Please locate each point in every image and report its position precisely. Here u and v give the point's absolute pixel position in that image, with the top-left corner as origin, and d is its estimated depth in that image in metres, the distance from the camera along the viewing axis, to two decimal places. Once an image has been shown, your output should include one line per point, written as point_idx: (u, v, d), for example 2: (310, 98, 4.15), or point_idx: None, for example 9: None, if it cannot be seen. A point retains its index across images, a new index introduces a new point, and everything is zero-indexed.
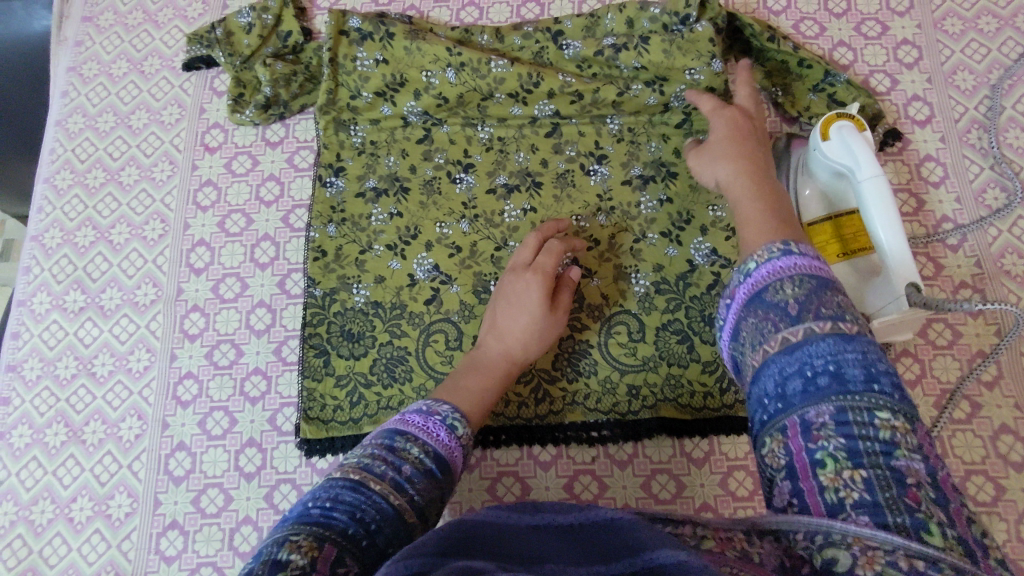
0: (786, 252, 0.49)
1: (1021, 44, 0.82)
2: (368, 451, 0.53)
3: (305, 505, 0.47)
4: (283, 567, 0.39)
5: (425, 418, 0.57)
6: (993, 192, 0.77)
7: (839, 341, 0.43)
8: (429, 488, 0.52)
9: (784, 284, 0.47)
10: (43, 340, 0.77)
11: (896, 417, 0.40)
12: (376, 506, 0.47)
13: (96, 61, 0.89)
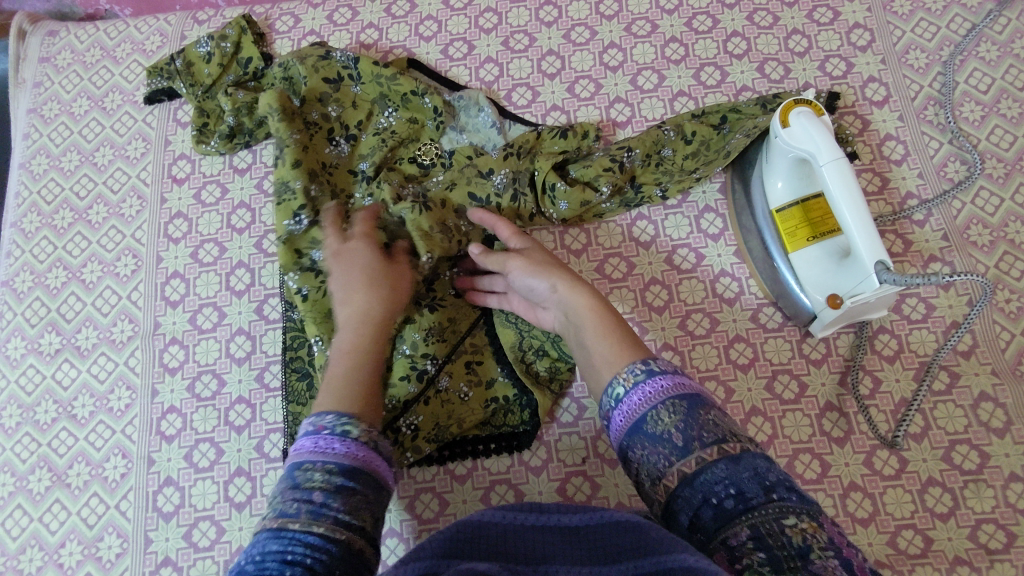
0: (648, 373, 0.52)
1: (968, 20, 0.84)
2: (276, 498, 0.48)
3: (241, 568, 0.44)
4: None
5: (317, 437, 0.51)
6: (954, 165, 0.78)
7: (729, 464, 0.46)
8: (353, 502, 0.48)
9: (660, 412, 0.50)
10: (20, 387, 0.76)
11: (802, 518, 0.42)
12: (302, 543, 0.44)
13: (56, 101, 0.88)
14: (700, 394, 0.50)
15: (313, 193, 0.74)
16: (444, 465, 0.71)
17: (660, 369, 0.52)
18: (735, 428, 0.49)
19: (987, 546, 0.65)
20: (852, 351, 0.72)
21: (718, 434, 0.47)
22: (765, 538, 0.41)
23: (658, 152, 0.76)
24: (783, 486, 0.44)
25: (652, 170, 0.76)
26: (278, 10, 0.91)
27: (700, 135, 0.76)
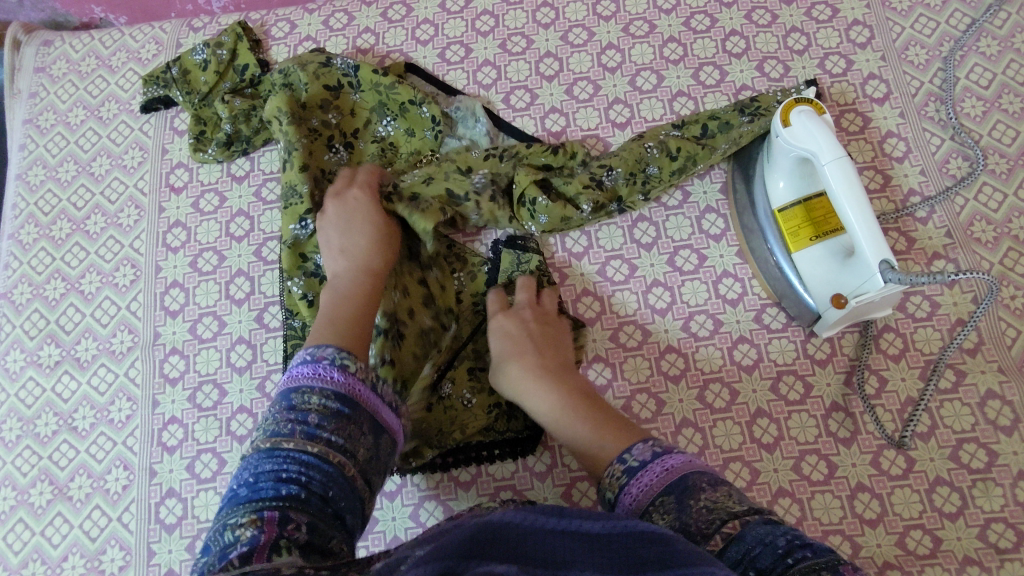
0: (629, 472, 0.53)
1: (968, 15, 0.83)
2: (270, 419, 0.50)
3: (234, 487, 0.46)
4: (230, 547, 0.41)
5: (315, 364, 0.52)
6: (956, 162, 0.78)
7: (734, 545, 0.44)
8: (345, 428, 0.50)
9: (650, 509, 0.50)
10: (20, 400, 0.76)
11: (825, 573, 0.39)
12: (297, 462, 0.46)
13: (52, 111, 0.88)
14: (687, 476, 0.50)
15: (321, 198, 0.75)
16: (448, 472, 0.71)
17: (641, 463, 0.53)
18: (731, 504, 0.47)
19: (996, 546, 0.64)
20: (857, 351, 0.71)
21: (718, 520, 0.46)
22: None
23: (643, 169, 0.76)
24: (797, 544, 0.42)
25: (635, 187, 0.76)
26: (274, 16, 0.90)
27: (685, 151, 0.76)
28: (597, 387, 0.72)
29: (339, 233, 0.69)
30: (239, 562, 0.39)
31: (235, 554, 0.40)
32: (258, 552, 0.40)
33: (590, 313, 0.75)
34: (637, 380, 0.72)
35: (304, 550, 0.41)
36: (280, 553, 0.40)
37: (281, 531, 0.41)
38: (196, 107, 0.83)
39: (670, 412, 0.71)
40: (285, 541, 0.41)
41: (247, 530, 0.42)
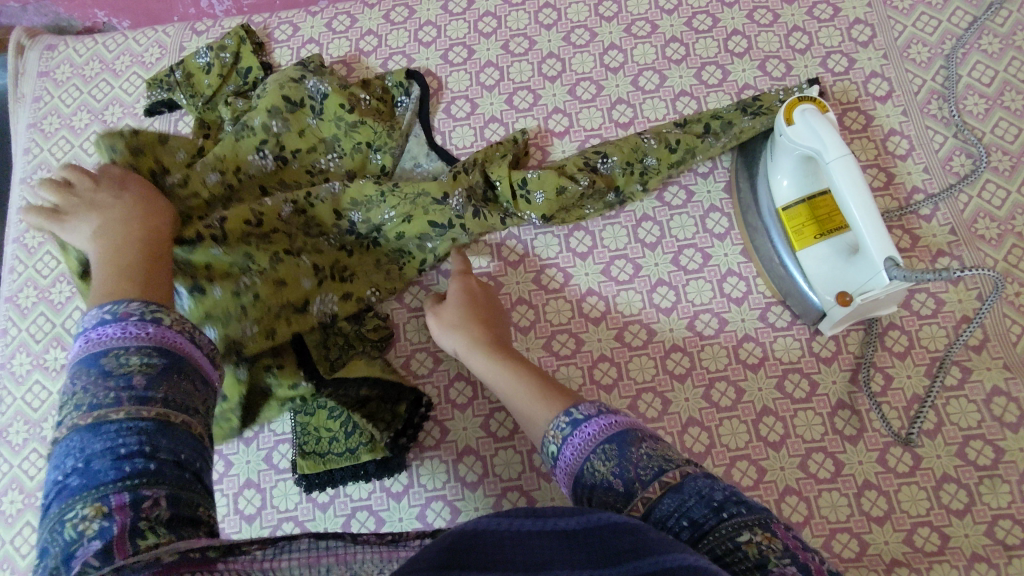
0: (573, 422, 0.52)
1: (969, 13, 0.84)
2: (77, 393, 0.44)
3: (59, 477, 0.42)
4: (78, 543, 0.38)
5: (122, 327, 0.47)
6: (960, 159, 0.78)
7: (676, 495, 0.44)
8: (171, 390, 0.46)
9: (593, 461, 0.49)
10: (26, 403, 0.76)
11: (756, 530, 0.41)
12: (125, 432, 0.42)
13: (56, 115, 0.88)
14: (628, 428, 0.49)
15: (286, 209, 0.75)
16: (455, 472, 0.71)
17: (585, 416, 0.51)
18: (670, 451, 0.48)
19: (1005, 542, 0.64)
20: (862, 348, 0.71)
21: (656, 467, 0.46)
22: (724, 559, 0.40)
23: (640, 160, 0.77)
24: (731, 501, 0.43)
25: (635, 175, 0.77)
26: (276, 19, 0.91)
27: (684, 142, 0.77)
28: (602, 387, 0.72)
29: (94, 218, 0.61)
30: (98, 559, 0.37)
31: (89, 554, 0.38)
32: (117, 543, 0.38)
33: (594, 313, 0.75)
34: (642, 378, 0.72)
35: (167, 527, 0.40)
36: (144, 537, 0.38)
37: (137, 513, 0.39)
38: (200, 109, 0.82)
39: (676, 411, 0.71)
40: (145, 524, 0.39)
41: (93, 522, 0.39)
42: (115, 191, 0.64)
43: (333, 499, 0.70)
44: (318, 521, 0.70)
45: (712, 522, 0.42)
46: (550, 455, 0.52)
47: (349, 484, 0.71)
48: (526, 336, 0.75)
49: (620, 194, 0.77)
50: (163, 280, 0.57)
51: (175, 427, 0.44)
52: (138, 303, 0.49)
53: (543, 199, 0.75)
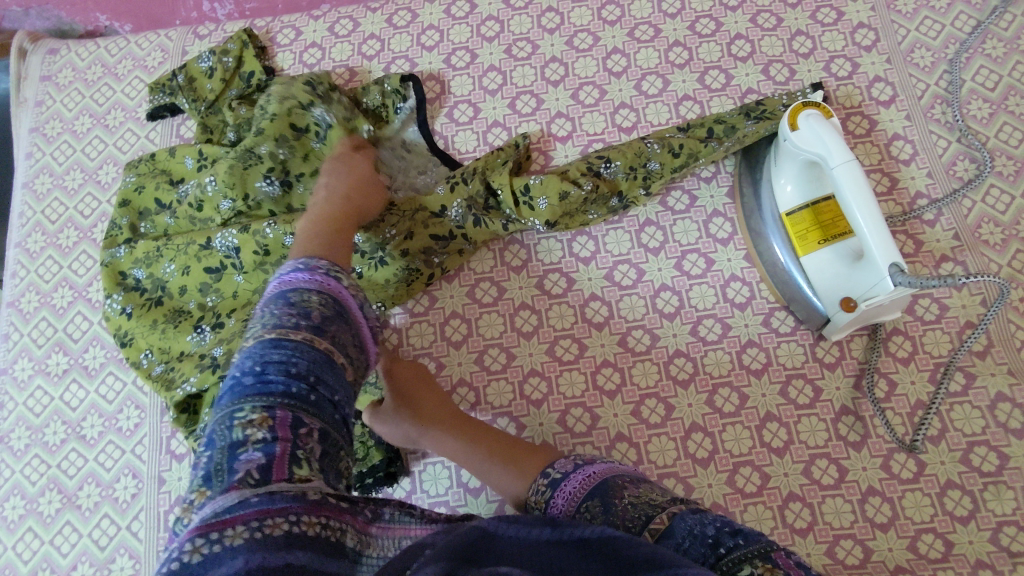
0: (554, 483, 0.55)
1: (973, 17, 0.83)
2: (267, 316, 0.48)
3: (236, 377, 0.44)
4: (240, 447, 0.39)
5: (311, 274, 0.52)
6: (964, 164, 0.78)
7: (667, 538, 0.44)
8: (341, 333, 0.50)
9: (578, 512, 0.51)
10: (28, 408, 0.76)
11: (756, 562, 0.40)
12: (305, 357, 0.45)
13: (58, 120, 0.88)
14: (604, 478, 0.52)
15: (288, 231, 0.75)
16: (457, 478, 0.71)
17: (563, 475, 0.55)
18: (653, 495, 0.49)
19: (1009, 549, 0.64)
20: (866, 354, 0.71)
21: (644, 515, 0.47)
22: None
23: (644, 165, 0.76)
24: (726, 534, 0.43)
25: (638, 181, 0.76)
26: (279, 23, 0.91)
27: (687, 146, 0.76)
28: (606, 392, 0.72)
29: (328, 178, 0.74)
30: (259, 472, 0.38)
31: (251, 463, 0.38)
32: (276, 463, 0.39)
33: (597, 318, 0.75)
34: (646, 384, 0.72)
35: (316, 463, 0.41)
36: (299, 466, 0.39)
37: (298, 440, 0.41)
38: (202, 116, 0.82)
39: (679, 417, 0.71)
40: (302, 454, 0.40)
41: (258, 430, 0.40)
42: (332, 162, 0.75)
43: None
44: None
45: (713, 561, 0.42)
46: (537, 522, 0.56)
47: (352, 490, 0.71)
48: (529, 342, 0.75)
49: (624, 198, 0.76)
50: (346, 238, 0.64)
51: (337, 367, 0.48)
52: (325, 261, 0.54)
53: (545, 206, 0.74)
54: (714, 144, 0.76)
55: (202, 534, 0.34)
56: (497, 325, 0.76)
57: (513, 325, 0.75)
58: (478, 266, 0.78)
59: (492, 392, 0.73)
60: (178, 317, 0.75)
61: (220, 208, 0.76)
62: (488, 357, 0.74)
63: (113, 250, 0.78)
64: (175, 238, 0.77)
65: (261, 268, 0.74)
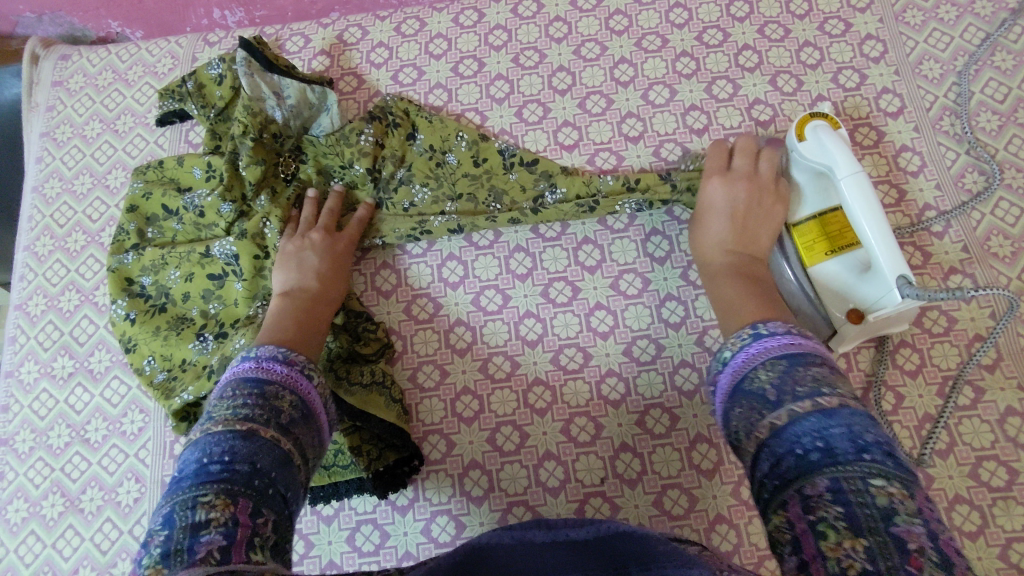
0: (755, 336, 0.55)
1: (982, 29, 0.83)
2: (234, 404, 0.50)
3: (199, 462, 0.46)
4: (204, 528, 0.40)
5: (288, 366, 0.56)
6: (972, 176, 0.77)
7: (821, 418, 0.45)
8: (305, 432, 0.53)
9: (757, 371, 0.52)
10: (33, 411, 0.76)
11: (893, 482, 0.40)
12: (270, 454, 0.47)
13: (68, 125, 0.89)
14: (805, 349, 0.51)
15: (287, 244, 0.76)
16: (460, 487, 0.70)
17: (769, 330, 0.54)
18: (839, 384, 0.48)
19: (1018, 566, 0.63)
20: (874, 367, 0.71)
21: (815, 387, 0.47)
22: (845, 491, 0.40)
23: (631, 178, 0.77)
24: (879, 449, 0.42)
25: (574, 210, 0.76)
26: (288, 31, 0.92)
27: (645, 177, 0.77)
28: (610, 402, 0.72)
29: (304, 263, 0.72)
30: (221, 555, 0.39)
31: (212, 545, 0.40)
32: (235, 549, 0.40)
33: (602, 328, 0.75)
34: (651, 395, 0.72)
35: (270, 550, 0.42)
36: (256, 552, 0.41)
37: (256, 529, 0.42)
38: (247, 114, 0.76)
39: (684, 427, 0.70)
40: (258, 540, 0.42)
41: (220, 513, 0.42)
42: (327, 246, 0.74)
43: (337, 512, 0.70)
44: (321, 534, 0.70)
45: (850, 457, 0.42)
46: (720, 357, 0.56)
47: (354, 498, 0.71)
48: (533, 350, 0.74)
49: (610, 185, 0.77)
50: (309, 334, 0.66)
51: (294, 468, 0.49)
52: (301, 357, 0.58)
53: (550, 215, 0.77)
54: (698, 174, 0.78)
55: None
56: (500, 333, 0.75)
57: (516, 333, 0.75)
58: (481, 272, 0.78)
59: (496, 400, 0.73)
60: (181, 323, 0.75)
61: (221, 212, 0.77)
62: (492, 365, 0.74)
63: (120, 255, 0.78)
64: (182, 245, 0.78)
65: (262, 275, 0.75)
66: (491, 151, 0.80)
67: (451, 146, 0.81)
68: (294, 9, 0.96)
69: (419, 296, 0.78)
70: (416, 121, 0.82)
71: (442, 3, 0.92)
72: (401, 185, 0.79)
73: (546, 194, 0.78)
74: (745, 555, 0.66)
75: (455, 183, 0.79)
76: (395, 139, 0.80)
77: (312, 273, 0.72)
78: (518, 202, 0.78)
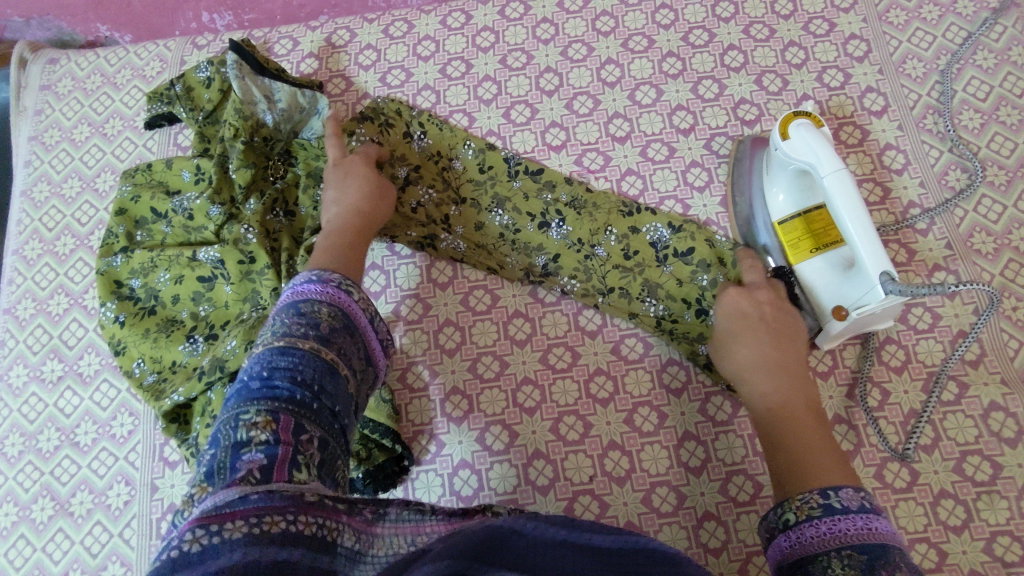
0: (826, 508, 0.50)
1: (964, 28, 0.84)
2: (277, 326, 0.51)
3: (243, 382, 0.47)
4: (245, 447, 0.41)
5: (324, 286, 0.55)
6: (955, 174, 0.78)
7: None
8: (347, 344, 0.53)
9: (833, 559, 0.48)
10: (22, 415, 0.76)
11: None
12: (311, 366, 0.48)
13: (57, 128, 0.89)
14: (885, 547, 0.47)
15: (271, 247, 0.76)
16: (450, 486, 0.71)
17: (844, 509, 0.50)
18: None
19: (1003, 559, 0.64)
20: (859, 363, 0.71)
21: None
22: None
23: (592, 246, 0.76)
24: None
25: (578, 258, 0.76)
26: (277, 34, 0.92)
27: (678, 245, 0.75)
28: (599, 401, 0.72)
29: (329, 202, 0.71)
30: (260, 474, 0.40)
31: (252, 463, 0.40)
32: (276, 466, 0.41)
33: (590, 327, 0.75)
34: (639, 393, 0.72)
35: (313, 467, 0.43)
36: (298, 470, 0.42)
37: (297, 446, 0.43)
38: (238, 117, 0.77)
39: (671, 425, 0.71)
40: (302, 458, 0.43)
41: (261, 432, 0.43)
42: (347, 173, 0.72)
43: None
44: None
45: None
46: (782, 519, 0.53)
47: None
48: (522, 349, 0.75)
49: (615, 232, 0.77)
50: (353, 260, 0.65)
51: (338, 377, 0.50)
52: (337, 275, 0.57)
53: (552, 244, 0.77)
54: (667, 271, 0.75)
55: (202, 526, 0.36)
56: (490, 332, 0.76)
57: (506, 333, 0.76)
58: (470, 270, 0.79)
59: (485, 400, 0.73)
60: (171, 326, 0.75)
61: (211, 215, 0.78)
62: (481, 364, 0.75)
63: (109, 258, 0.78)
64: (171, 248, 0.78)
65: (248, 278, 0.75)
66: (497, 159, 0.81)
67: (458, 153, 0.82)
68: (283, 12, 0.97)
69: (408, 297, 0.78)
70: (424, 124, 0.83)
71: (431, 5, 0.92)
72: (406, 186, 0.79)
73: (552, 227, 0.77)
74: (733, 551, 0.66)
75: (459, 189, 0.80)
76: (394, 140, 0.81)
77: (340, 204, 0.70)
78: (523, 220, 0.78)
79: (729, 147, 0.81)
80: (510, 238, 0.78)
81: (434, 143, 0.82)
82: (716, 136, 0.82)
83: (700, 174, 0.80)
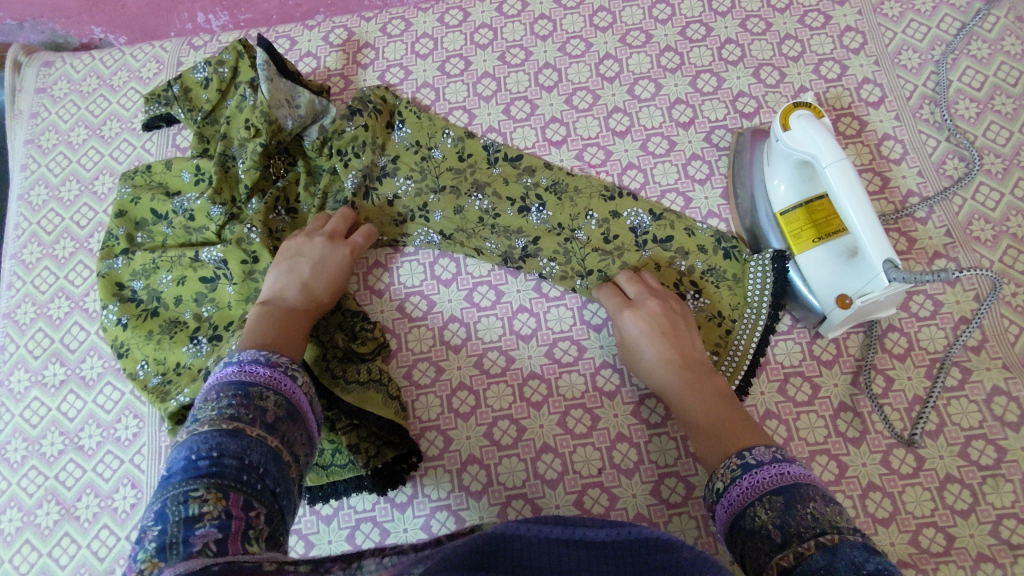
0: (744, 466, 0.55)
1: (958, 19, 0.85)
2: (217, 402, 0.50)
3: (187, 458, 0.46)
4: (198, 521, 0.41)
5: (272, 368, 0.55)
6: (953, 163, 0.79)
7: (827, 554, 0.44)
8: (292, 429, 0.53)
9: (757, 507, 0.51)
10: (25, 420, 0.75)
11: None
12: (259, 449, 0.48)
13: (54, 131, 0.88)
14: (798, 484, 0.50)
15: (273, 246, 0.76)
16: (459, 482, 0.71)
17: (759, 462, 0.54)
18: (838, 519, 0.47)
19: (1009, 541, 0.64)
20: (863, 350, 0.72)
21: (819, 527, 0.47)
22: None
23: (572, 230, 0.77)
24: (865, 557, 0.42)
25: (557, 241, 0.77)
26: (274, 33, 0.92)
27: (677, 241, 0.76)
28: (606, 394, 0.72)
29: (289, 272, 0.70)
30: (216, 545, 0.39)
31: (207, 537, 0.40)
32: (231, 539, 0.41)
33: (594, 321, 0.75)
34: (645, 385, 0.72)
35: (264, 542, 0.43)
36: (251, 543, 0.42)
37: (249, 521, 0.43)
38: (263, 121, 0.75)
39: None
40: (252, 531, 0.42)
41: (212, 507, 0.42)
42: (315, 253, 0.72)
43: (336, 511, 0.71)
44: (322, 534, 0.70)
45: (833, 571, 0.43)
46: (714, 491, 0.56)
47: (353, 496, 0.71)
48: (528, 344, 0.75)
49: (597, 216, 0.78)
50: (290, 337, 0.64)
51: (283, 461, 0.50)
52: (284, 358, 0.58)
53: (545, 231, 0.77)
54: (647, 255, 0.76)
55: None
56: (495, 328, 0.76)
57: (511, 328, 0.76)
58: (446, 260, 0.79)
59: (492, 395, 0.73)
60: (173, 328, 0.75)
61: (212, 215, 0.77)
62: (487, 359, 0.75)
63: (110, 260, 0.78)
64: (173, 249, 0.78)
65: (250, 277, 0.75)
66: (476, 147, 0.81)
67: (437, 142, 0.81)
68: (279, 12, 0.96)
69: (412, 294, 0.78)
70: (404, 113, 0.82)
71: (428, 3, 0.92)
72: (385, 176, 0.79)
73: (532, 212, 0.78)
74: None
75: (439, 177, 0.79)
76: (378, 129, 0.80)
77: (300, 283, 0.70)
78: (502, 205, 0.78)
79: (729, 139, 0.82)
80: (489, 222, 0.78)
81: (416, 133, 0.82)
82: (716, 129, 0.82)
83: (700, 167, 0.81)
